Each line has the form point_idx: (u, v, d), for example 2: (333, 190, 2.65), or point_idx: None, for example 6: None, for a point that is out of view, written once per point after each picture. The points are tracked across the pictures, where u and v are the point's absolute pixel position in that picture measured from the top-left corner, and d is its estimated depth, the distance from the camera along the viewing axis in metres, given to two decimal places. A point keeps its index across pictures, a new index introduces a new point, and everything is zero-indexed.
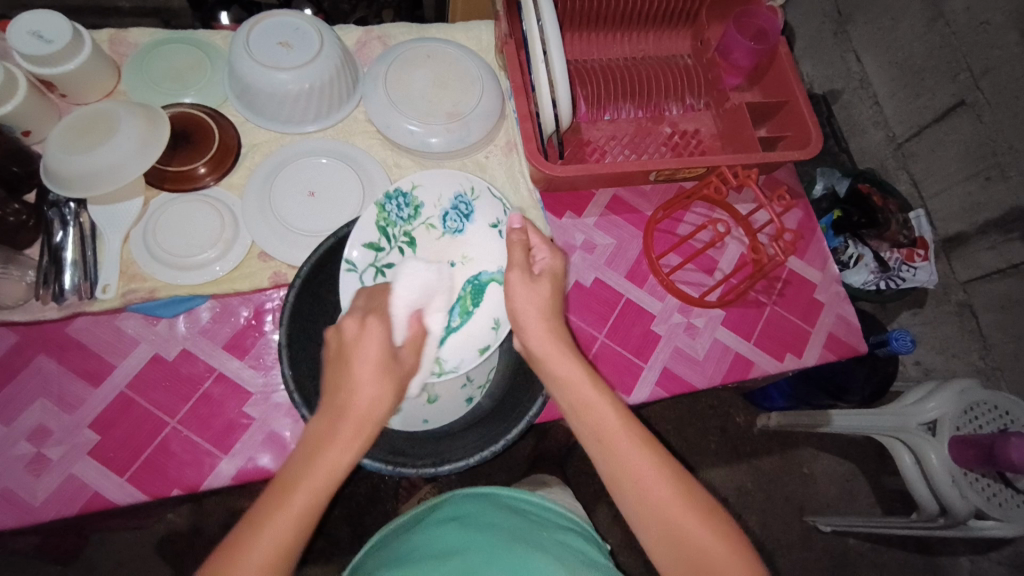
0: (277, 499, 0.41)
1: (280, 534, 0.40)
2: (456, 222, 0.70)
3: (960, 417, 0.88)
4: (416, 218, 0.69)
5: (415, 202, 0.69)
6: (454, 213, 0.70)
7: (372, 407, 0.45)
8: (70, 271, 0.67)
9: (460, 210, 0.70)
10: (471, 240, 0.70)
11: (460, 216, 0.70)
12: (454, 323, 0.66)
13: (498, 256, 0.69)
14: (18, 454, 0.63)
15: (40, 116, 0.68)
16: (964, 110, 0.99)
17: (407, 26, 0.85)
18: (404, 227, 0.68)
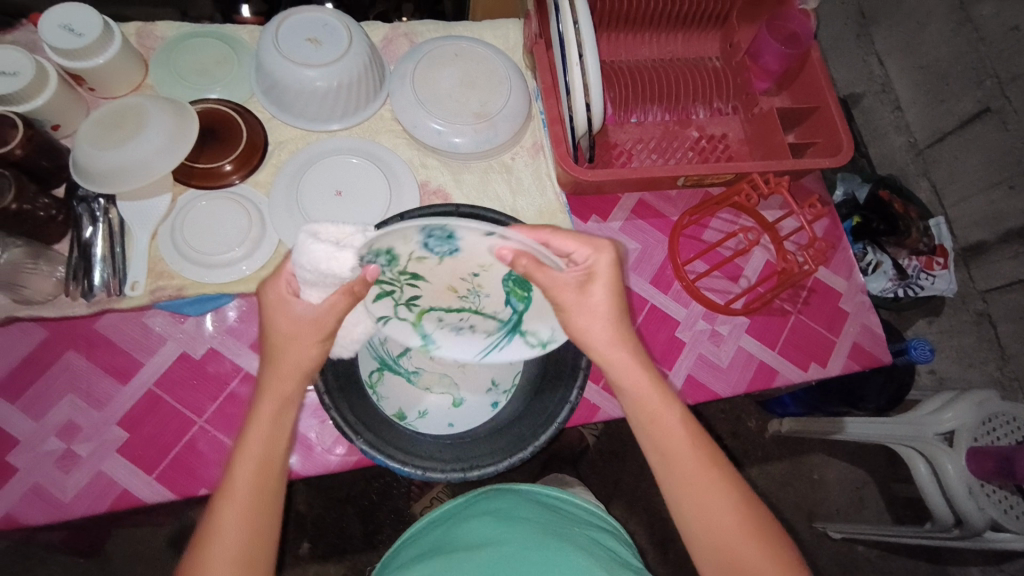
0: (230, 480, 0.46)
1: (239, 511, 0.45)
2: (440, 247, 0.52)
3: (979, 427, 0.87)
4: (393, 261, 0.53)
5: (391, 252, 0.51)
6: (430, 240, 0.51)
7: (291, 331, 0.49)
8: (99, 267, 0.67)
9: (432, 234, 0.50)
10: (467, 250, 0.53)
11: (432, 234, 0.50)
12: (517, 309, 0.61)
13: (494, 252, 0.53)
14: (48, 450, 0.63)
15: (68, 110, 0.68)
16: (989, 116, 0.97)
17: (433, 23, 0.84)
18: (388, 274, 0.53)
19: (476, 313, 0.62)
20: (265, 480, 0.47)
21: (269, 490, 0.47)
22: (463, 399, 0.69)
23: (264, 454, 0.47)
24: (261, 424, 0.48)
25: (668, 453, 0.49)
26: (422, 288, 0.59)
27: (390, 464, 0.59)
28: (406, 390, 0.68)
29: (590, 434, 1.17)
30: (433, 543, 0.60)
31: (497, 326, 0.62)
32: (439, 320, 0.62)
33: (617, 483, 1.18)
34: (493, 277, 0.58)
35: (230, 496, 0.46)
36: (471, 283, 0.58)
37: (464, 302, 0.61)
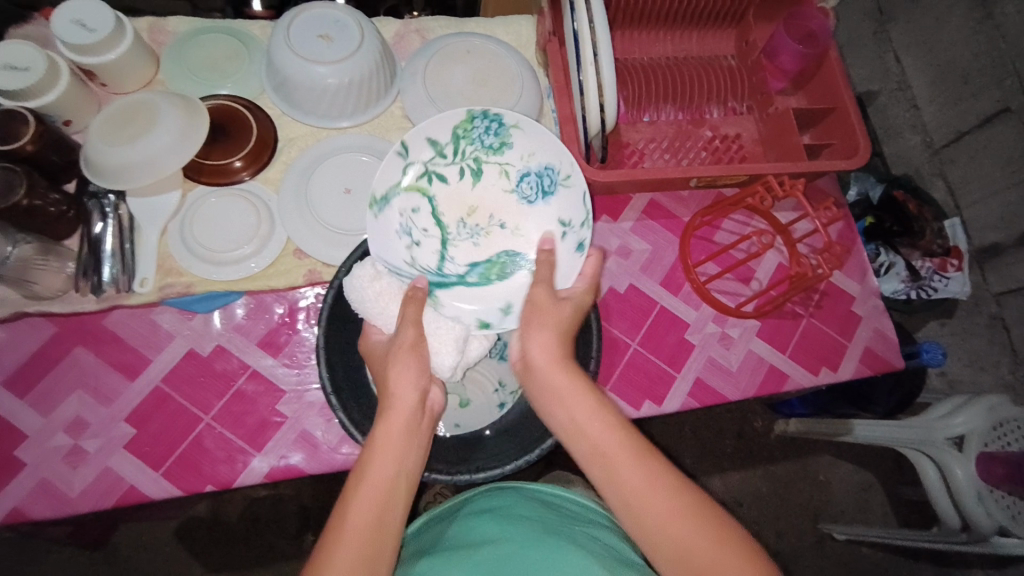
0: (348, 505, 0.45)
1: (359, 540, 0.43)
2: (529, 189, 0.69)
3: (989, 433, 0.86)
4: (497, 155, 0.69)
5: (504, 138, 0.68)
6: (533, 179, 0.69)
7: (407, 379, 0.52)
8: (108, 263, 0.67)
9: (542, 183, 0.69)
10: (528, 214, 0.69)
11: (539, 189, 0.69)
12: (470, 277, 0.68)
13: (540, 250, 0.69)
14: (56, 445, 0.63)
15: (80, 106, 0.68)
16: (1009, 116, 0.96)
17: (444, 18, 0.83)
18: (480, 152, 0.68)
19: (437, 243, 0.69)
20: (384, 508, 0.45)
21: (389, 513, 0.45)
22: (471, 399, 0.69)
23: (385, 481, 0.46)
24: (383, 449, 0.48)
25: (608, 463, 0.48)
26: (453, 186, 0.69)
27: None
28: None
29: None
30: (436, 540, 0.60)
31: (428, 269, 0.67)
32: (415, 209, 0.68)
33: None
34: (494, 245, 0.70)
35: (347, 526, 0.44)
36: (485, 224, 0.70)
37: (452, 227, 0.69)
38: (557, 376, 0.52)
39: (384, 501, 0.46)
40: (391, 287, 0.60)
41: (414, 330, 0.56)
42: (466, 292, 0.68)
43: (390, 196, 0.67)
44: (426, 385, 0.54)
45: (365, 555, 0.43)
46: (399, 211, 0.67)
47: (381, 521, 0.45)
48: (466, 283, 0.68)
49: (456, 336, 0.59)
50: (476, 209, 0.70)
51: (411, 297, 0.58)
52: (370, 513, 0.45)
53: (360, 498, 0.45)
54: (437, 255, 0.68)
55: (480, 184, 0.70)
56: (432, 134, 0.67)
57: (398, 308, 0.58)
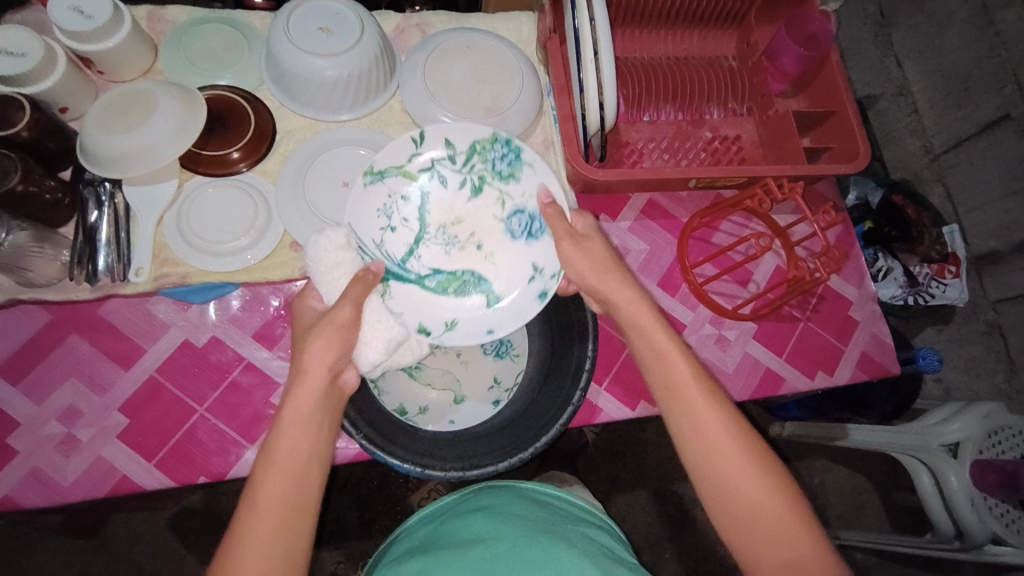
0: (257, 488, 0.44)
1: (271, 523, 0.43)
2: (516, 226, 0.70)
3: (984, 440, 0.87)
4: (503, 183, 0.70)
5: (515, 170, 0.69)
6: (521, 221, 0.70)
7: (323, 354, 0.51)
8: (104, 251, 0.66)
9: (530, 225, 0.69)
10: (507, 246, 0.70)
11: (526, 230, 0.70)
12: (427, 281, 0.69)
13: (500, 282, 0.69)
14: (49, 434, 0.63)
15: (76, 93, 0.67)
16: (1009, 124, 0.96)
17: (445, 14, 0.83)
18: (485, 174, 0.70)
19: (410, 237, 0.70)
20: (298, 490, 0.45)
21: (302, 496, 0.45)
22: (465, 396, 0.69)
23: (296, 462, 0.46)
24: (295, 429, 0.47)
25: (686, 406, 0.49)
26: (442, 192, 0.71)
27: (389, 460, 0.58)
28: (407, 384, 0.68)
29: (590, 432, 1.17)
30: (429, 539, 0.60)
31: (393, 257, 0.69)
32: (403, 197, 0.70)
33: (616, 481, 1.18)
34: (463, 260, 0.70)
35: (259, 510, 0.43)
36: (463, 240, 0.71)
37: (433, 232, 0.71)
38: (645, 321, 0.54)
39: (296, 484, 0.45)
40: (349, 263, 0.61)
41: (352, 308, 0.55)
42: (418, 294, 0.68)
43: (386, 176, 0.68)
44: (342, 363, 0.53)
45: (279, 538, 0.43)
46: (386, 191, 0.69)
47: (293, 503, 0.44)
48: (421, 287, 0.69)
49: (392, 336, 0.59)
50: (461, 223, 0.71)
51: (360, 278, 0.58)
52: (280, 497, 0.44)
53: (271, 481, 0.45)
54: (407, 248, 0.70)
55: (478, 202, 0.71)
56: (450, 138, 0.68)
57: (342, 281, 0.59)
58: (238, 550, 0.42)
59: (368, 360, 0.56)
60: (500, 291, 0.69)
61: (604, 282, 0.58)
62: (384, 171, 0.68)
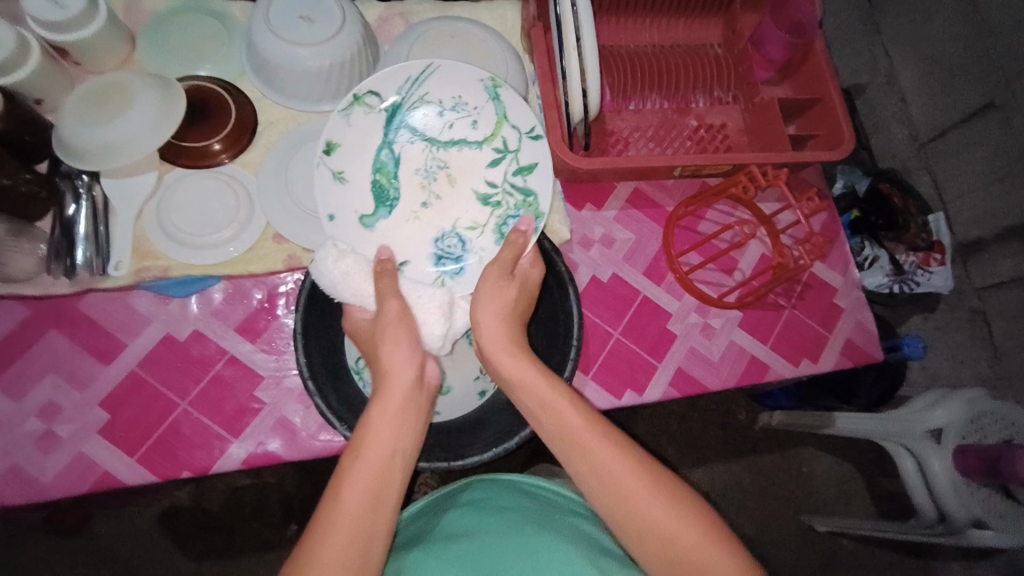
0: (343, 483, 0.44)
1: (355, 518, 0.43)
2: (448, 240, 0.69)
3: (967, 426, 0.86)
4: (489, 223, 0.69)
5: (501, 232, 0.69)
6: (448, 249, 0.69)
7: (399, 364, 0.52)
8: (82, 245, 0.66)
9: (450, 254, 0.68)
10: (427, 233, 0.69)
11: (444, 253, 0.68)
12: (383, 154, 0.69)
13: (400, 220, 0.69)
14: (29, 430, 0.63)
15: (52, 85, 0.66)
16: (993, 112, 0.96)
17: (429, 2, 0.82)
18: (496, 202, 0.70)
19: (427, 134, 0.70)
20: (381, 485, 0.45)
21: (383, 500, 0.45)
22: (451, 387, 0.68)
23: (381, 459, 0.46)
24: (380, 428, 0.48)
25: (588, 454, 0.48)
26: (468, 159, 0.71)
27: None
28: None
29: None
30: (413, 534, 0.60)
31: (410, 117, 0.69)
32: (473, 121, 0.70)
33: None
34: (409, 183, 0.70)
35: (338, 509, 0.43)
36: (429, 186, 0.70)
37: (434, 155, 0.70)
38: (534, 387, 0.52)
39: (379, 476, 0.45)
40: (357, 265, 0.60)
41: (398, 304, 0.57)
42: (365, 151, 0.68)
43: (494, 102, 0.70)
44: (421, 361, 0.54)
45: (355, 539, 0.42)
46: (469, 106, 0.70)
47: (376, 497, 0.44)
48: (387, 139, 0.69)
49: (442, 303, 0.60)
50: (450, 182, 0.70)
51: (383, 269, 0.59)
52: (366, 490, 0.44)
53: (359, 475, 0.45)
54: (418, 130, 0.70)
55: (474, 204, 0.70)
56: (537, 166, 0.69)
57: (369, 285, 0.59)
58: (323, 544, 0.41)
59: (433, 336, 0.58)
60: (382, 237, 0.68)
61: (499, 353, 0.55)
62: (502, 101, 0.70)
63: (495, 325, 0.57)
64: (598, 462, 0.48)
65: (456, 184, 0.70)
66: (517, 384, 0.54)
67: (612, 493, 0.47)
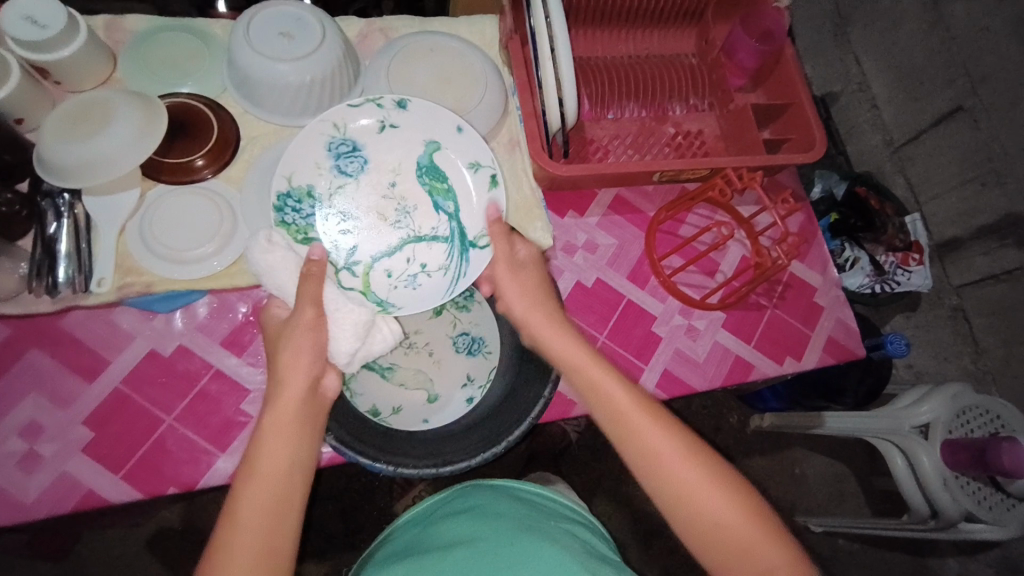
0: (239, 502, 0.45)
1: (253, 532, 0.44)
2: (349, 164, 0.68)
3: (953, 420, 0.88)
4: (320, 203, 0.67)
5: (304, 194, 0.67)
6: (341, 154, 0.68)
7: (292, 361, 0.53)
8: (64, 263, 0.65)
9: (339, 152, 0.68)
10: (380, 151, 0.69)
11: (345, 155, 0.68)
12: (449, 208, 0.70)
13: (413, 140, 0.69)
14: (9, 450, 0.62)
15: (32, 104, 0.66)
16: (962, 115, 0.99)
17: (409, 19, 0.83)
18: (322, 220, 0.67)
19: (419, 244, 0.69)
20: (281, 491, 0.47)
21: (286, 500, 0.46)
22: (438, 395, 0.69)
23: (278, 472, 0.47)
24: (273, 434, 0.49)
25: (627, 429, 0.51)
26: (362, 239, 0.68)
27: (361, 460, 0.58)
28: (381, 386, 0.68)
29: (573, 431, 1.16)
30: (410, 542, 0.59)
31: (448, 238, 0.69)
32: (388, 272, 0.68)
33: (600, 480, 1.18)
34: (411, 190, 0.70)
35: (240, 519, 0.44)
36: (393, 198, 0.70)
37: (400, 233, 0.69)
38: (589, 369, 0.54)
39: (279, 485, 0.47)
40: (286, 259, 0.58)
41: (313, 308, 0.55)
42: (458, 179, 0.70)
43: (385, 304, 0.67)
44: (321, 371, 0.55)
45: (262, 543, 0.44)
46: (393, 287, 0.68)
47: (280, 510, 0.46)
48: (460, 216, 0.69)
49: (359, 322, 0.58)
50: (379, 216, 0.69)
51: (308, 272, 0.56)
52: (264, 499, 0.46)
53: (253, 488, 0.46)
54: (432, 244, 0.69)
55: (344, 204, 0.68)
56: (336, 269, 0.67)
57: (293, 279, 0.58)
58: (222, 552, 0.43)
59: (341, 350, 0.56)
60: (398, 121, 0.69)
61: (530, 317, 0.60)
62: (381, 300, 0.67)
63: (524, 300, 0.61)
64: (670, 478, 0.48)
65: (378, 219, 0.69)
66: (578, 372, 0.55)
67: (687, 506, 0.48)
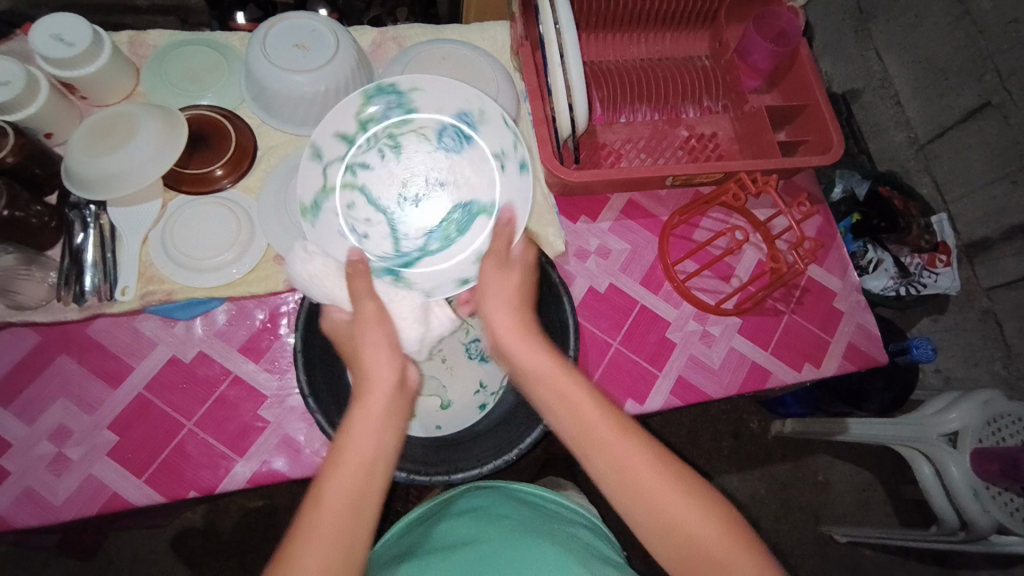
0: (323, 487, 0.44)
1: (336, 517, 0.43)
2: (455, 139, 0.69)
3: (983, 428, 0.85)
4: (409, 123, 0.69)
5: (409, 103, 0.68)
6: (453, 131, 0.69)
7: (377, 356, 0.52)
8: (91, 272, 0.68)
9: (463, 131, 0.69)
10: (459, 163, 0.69)
11: (461, 137, 0.69)
12: (432, 245, 0.68)
13: (498, 191, 0.69)
14: (39, 454, 0.64)
15: (60, 119, 0.69)
16: (990, 111, 0.96)
17: (422, 27, 0.84)
18: (391, 127, 0.68)
19: (385, 227, 0.69)
20: (364, 483, 0.45)
21: (368, 490, 0.45)
22: (452, 401, 0.70)
23: (364, 461, 0.46)
24: (362, 427, 0.48)
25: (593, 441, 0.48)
26: (380, 166, 0.69)
27: None
28: None
29: None
30: (416, 543, 0.60)
31: (388, 257, 0.68)
32: (349, 205, 0.68)
33: None
34: (440, 206, 0.69)
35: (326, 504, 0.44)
36: (425, 190, 0.70)
37: (394, 208, 0.69)
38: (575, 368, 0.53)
39: (358, 480, 0.45)
40: (326, 267, 0.61)
41: (374, 305, 0.56)
42: (477, 243, 0.68)
43: (314, 208, 0.66)
44: (404, 363, 0.54)
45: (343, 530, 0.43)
46: (333, 214, 0.67)
47: (360, 498, 0.45)
48: (434, 255, 0.68)
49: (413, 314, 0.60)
50: (405, 184, 0.69)
51: (355, 270, 0.58)
52: (346, 492, 0.45)
53: (339, 478, 0.45)
54: (391, 240, 0.68)
55: (409, 152, 0.69)
56: (332, 157, 0.67)
57: (338, 288, 0.60)
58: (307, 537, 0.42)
59: (407, 339, 0.59)
60: (495, 152, 0.69)
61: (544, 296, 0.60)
62: (319, 201, 0.66)
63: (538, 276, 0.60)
64: (666, 514, 0.46)
65: (404, 189, 0.69)
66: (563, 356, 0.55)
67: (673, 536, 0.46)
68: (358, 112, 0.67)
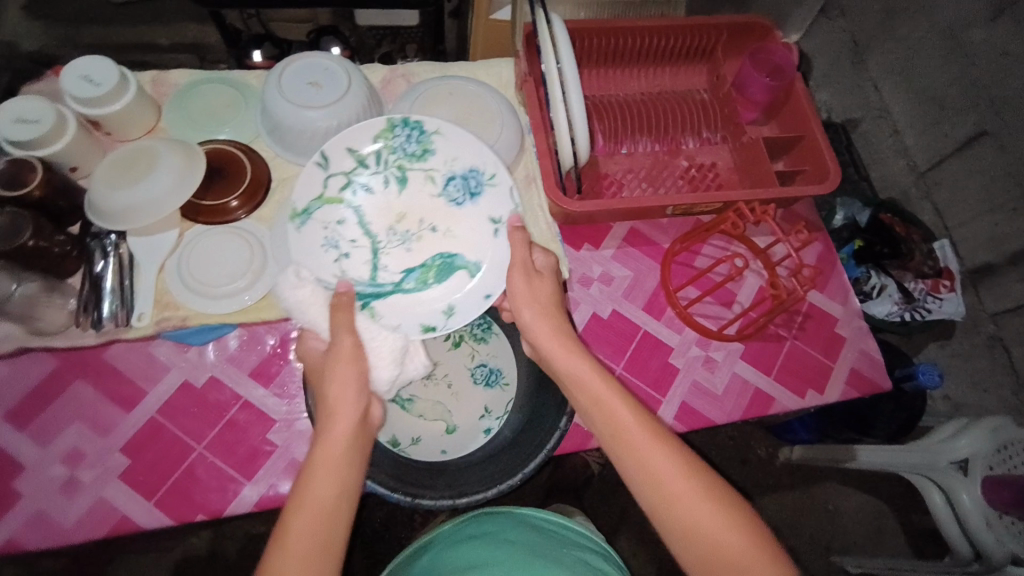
0: (289, 523, 0.48)
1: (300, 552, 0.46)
2: (458, 191, 0.72)
3: (993, 455, 0.83)
4: (421, 163, 0.72)
5: (427, 143, 0.71)
6: (459, 183, 0.72)
7: (340, 395, 0.55)
8: (109, 299, 0.70)
9: (468, 186, 0.72)
10: (456, 215, 0.72)
11: (466, 191, 0.72)
12: (407, 283, 0.70)
13: (481, 250, 0.71)
14: (51, 477, 0.66)
15: (87, 154, 0.72)
16: (986, 139, 0.98)
17: (430, 64, 0.88)
18: (403, 160, 0.72)
19: (368, 253, 0.71)
20: (327, 519, 0.49)
21: (332, 525, 0.49)
22: (457, 426, 0.71)
23: (329, 498, 0.49)
24: (323, 468, 0.51)
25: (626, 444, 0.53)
26: (381, 194, 0.72)
27: (380, 491, 0.60)
28: (400, 415, 0.70)
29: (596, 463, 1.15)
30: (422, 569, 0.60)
31: (363, 282, 0.70)
32: (338, 221, 0.70)
33: (625, 516, 1.16)
34: (425, 250, 0.72)
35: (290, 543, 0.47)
36: (416, 231, 0.72)
37: (382, 236, 0.72)
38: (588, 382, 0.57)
39: (324, 517, 0.48)
40: (314, 295, 0.61)
41: (349, 340, 0.58)
42: (450, 292, 0.70)
43: (304, 214, 0.69)
44: (368, 400, 0.57)
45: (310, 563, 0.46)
46: (322, 225, 0.70)
47: (327, 534, 0.48)
48: (406, 293, 0.70)
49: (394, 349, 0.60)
50: (399, 217, 0.73)
51: (338, 303, 0.61)
52: (311, 526, 0.48)
53: (303, 516, 0.48)
54: (370, 266, 0.71)
55: (412, 188, 0.73)
56: (339, 174, 0.70)
57: (323, 316, 0.61)
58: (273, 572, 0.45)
59: (381, 379, 0.59)
60: (488, 213, 0.71)
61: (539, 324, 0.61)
62: (310, 211, 0.69)
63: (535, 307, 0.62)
64: (695, 524, 0.49)
65: (399, 220, 0.73)
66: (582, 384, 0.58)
67: (698, 537, 0.49)
68: (377, 136, 0.70)
